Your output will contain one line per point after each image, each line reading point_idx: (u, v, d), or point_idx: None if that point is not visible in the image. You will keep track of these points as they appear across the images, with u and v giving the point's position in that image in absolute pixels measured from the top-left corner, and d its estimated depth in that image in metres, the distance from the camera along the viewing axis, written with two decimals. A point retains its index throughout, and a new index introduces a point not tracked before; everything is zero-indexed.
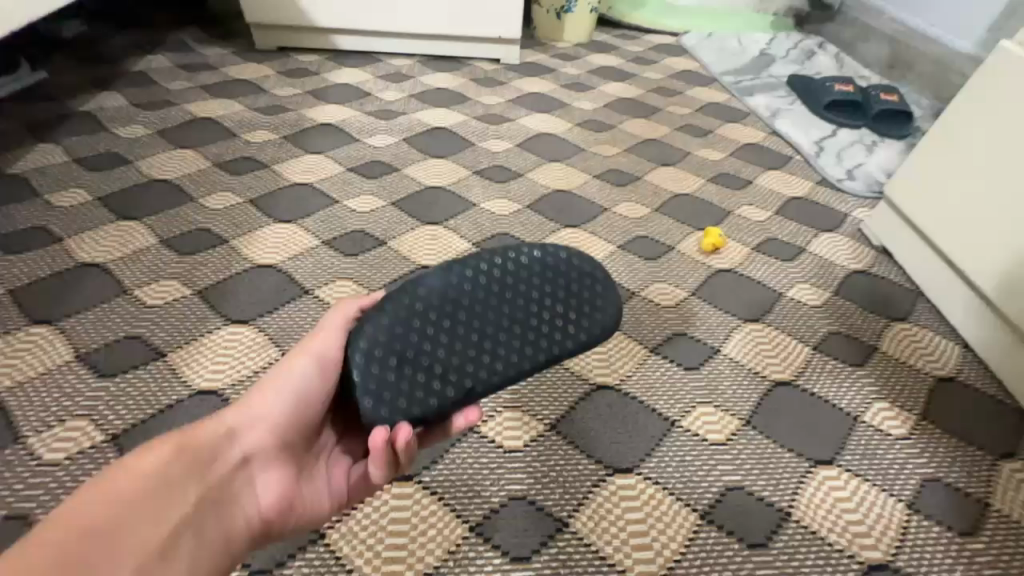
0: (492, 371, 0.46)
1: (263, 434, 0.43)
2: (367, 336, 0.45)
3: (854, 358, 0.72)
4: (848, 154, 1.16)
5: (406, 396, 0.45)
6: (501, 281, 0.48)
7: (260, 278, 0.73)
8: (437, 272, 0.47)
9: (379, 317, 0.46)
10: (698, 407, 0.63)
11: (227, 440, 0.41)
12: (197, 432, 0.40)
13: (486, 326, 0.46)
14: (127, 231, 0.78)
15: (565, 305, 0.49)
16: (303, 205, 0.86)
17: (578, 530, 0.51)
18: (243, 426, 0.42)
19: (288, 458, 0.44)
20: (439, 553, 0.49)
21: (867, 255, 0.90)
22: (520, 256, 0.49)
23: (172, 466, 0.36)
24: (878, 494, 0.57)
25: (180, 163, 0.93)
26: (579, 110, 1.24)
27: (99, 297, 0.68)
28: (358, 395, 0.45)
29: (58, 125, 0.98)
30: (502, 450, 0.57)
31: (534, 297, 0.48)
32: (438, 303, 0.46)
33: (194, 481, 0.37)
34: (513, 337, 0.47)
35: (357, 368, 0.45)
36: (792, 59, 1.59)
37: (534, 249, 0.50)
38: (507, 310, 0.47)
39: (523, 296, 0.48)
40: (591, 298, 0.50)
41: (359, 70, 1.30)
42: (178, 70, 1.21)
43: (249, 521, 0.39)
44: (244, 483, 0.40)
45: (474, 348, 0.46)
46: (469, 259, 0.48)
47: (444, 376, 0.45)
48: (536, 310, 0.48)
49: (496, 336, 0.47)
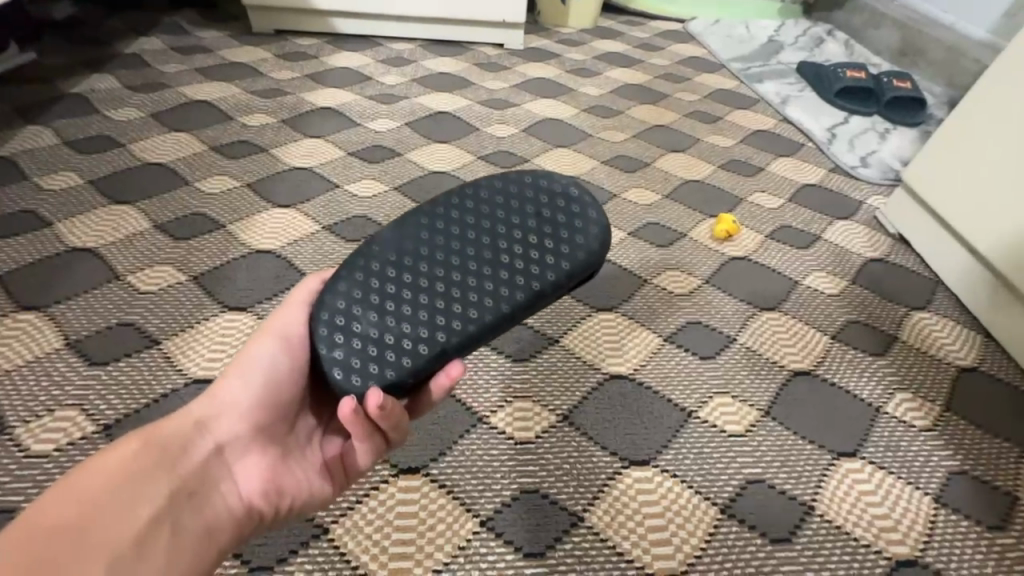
0: (467, 318, 0.44)
1: (237, 422, 0.40)
2: (327, 304, 0.43)
3: (874, 347, 0.69)
4: (861, 141, 1.14)
5: (377, 357, 0.42)
6: (460, 224, 0.46)
7: (259, 264, 0.70)
8: (390, 231, 0.46)
9: (335, 285, 0.44)
10: (715, 398, 0.61)
11: (197, 431, 0.38)
12: (162, 425, 0.37)
13: (452, 274, 0.45)
14: (119, 215, 0.75)
15: (537, 236, 0.47)
16: (302, 190, 0.84)
17: (594, 524, 0.49)
18: (214, 415, 0.39)
19: (268, 445, 0.41)
20: (448, 548, 0.46)
21: (883, 243, 0.88)
22: (476, 198, 0.48)
23: (140, 461, 0.34)
24: (904, 488, 0.55)
25: (174, 146, 0.89)
26: (585, 96, 1.21)
27: (90, 282, 0.65)
28: (325, 367, 0.42)
29: (47, 107, 0.95)
30: (513, 442, 0.54)
31: (497, 235, 0.46)
32: (395, 258, 0.45)
33: (166, 474, 0.34)
34: (482, 281, 0.45)
35: (321, 340, 0.42)
36: (800, 46, 1.56)
37: (486, 187, 0.48)
38: (471, 253, 0.46)
39: (486, 236, 0.46)
40: (563, 222, 0.48)
41: (359, 54, 1.27)
42: (173, 52, 1.17)
43: (230, 509, 0.37)
44: (219, 473, 0.38)
45: (442, 298, 0.44)
46: (422, 212, 0.47)
47: (418, 332, 0.43)
48: (503, 248, 0.46)
49: (466, 282, 0.45)
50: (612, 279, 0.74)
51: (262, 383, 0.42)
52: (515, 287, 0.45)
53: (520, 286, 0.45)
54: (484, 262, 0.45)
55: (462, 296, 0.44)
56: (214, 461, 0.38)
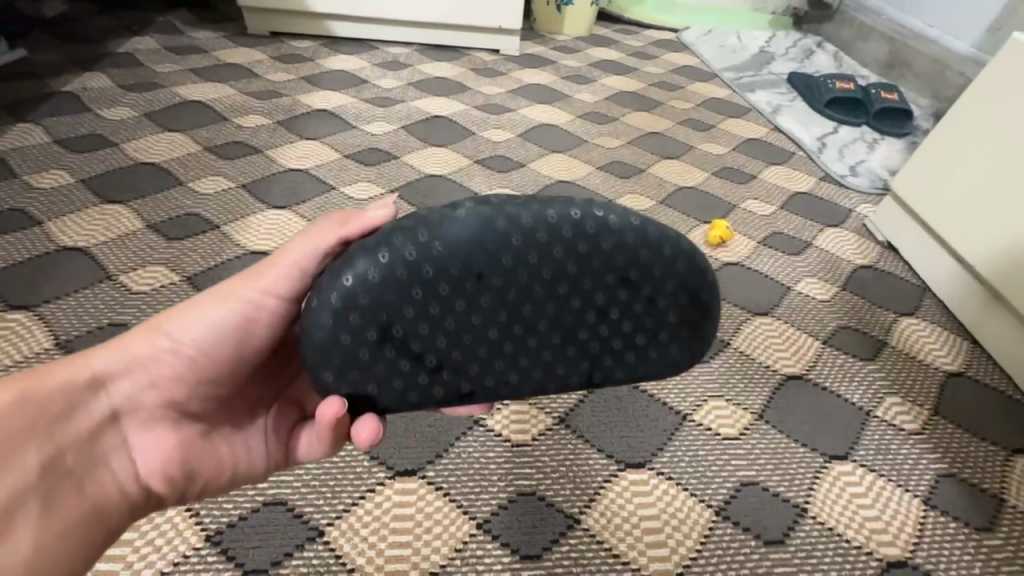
0: (501, 381, 0.35)
1: (146, 388, 0.39)
2: (344, 295, 0.32)
3: (864, 352, 0.70)
4: (850, 151, 1.16)
5: (378, 380, 0.35)
6: (555, 265, 0.32)
7: (254, 265, 0.70)
8: (467, 222, 0.31)
9: (368, 271, 0.32)
10: (710, 401, 0.61)
11: (96, 392, 0.38)
12: (61, 376, 0.37)
13: (512, 323, 0.33)
14: (111, 215, 0.74)
15: (633, 323, 0.34)
16: (298, 191, 0.83)
17: (590, 527, 0.49)
18: (122, 375, 0.39)
19: (183, 417, 0.41)
20: (445, 551, 0.46)
21: (873, 250, 0.89)
22: (602, 233, 0.32)
23: (19, 419, 0.34)
24: (894, 491, 0.56)
25: (168, 146, 0.89)
26: (581, 102, 1.22)
27: (80, 282, 0.64)
28: (315, 364, 0.34)
29: (38, 105, 0.93)
30: (509, 444, 0.54)
31: (595, 303, 0.33)
32: (457, 272, 0.32)
33: (47, 438, 0.35)
34: (541, 348, 0.34)
35: (321, 328, 0.33)
36: (791, 57, 1.59)
37: (622, 214, 0.32)
38: (549, 308, 0.33)
39: (579, 298, 0.33)
40: (679, 323, 0.34)
41: (355, 57, 1.27)
42: (166, 52, 1.16)
43: (119, 486, 0.38)
44: (111, 442, 0.38)
45: (486, 347, 0.34)
46: (524, 212, 0.31)
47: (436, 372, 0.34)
48: (588, 323, 0.34)
49: (523, 342, 0.34)
50: None
51: (185, 355, 0.40)
52: (573, 370, 0.35)
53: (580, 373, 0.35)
54: (557, 328, 0.34)
55: (509, 356, 0.34)
56: (108, 429, 0.38)
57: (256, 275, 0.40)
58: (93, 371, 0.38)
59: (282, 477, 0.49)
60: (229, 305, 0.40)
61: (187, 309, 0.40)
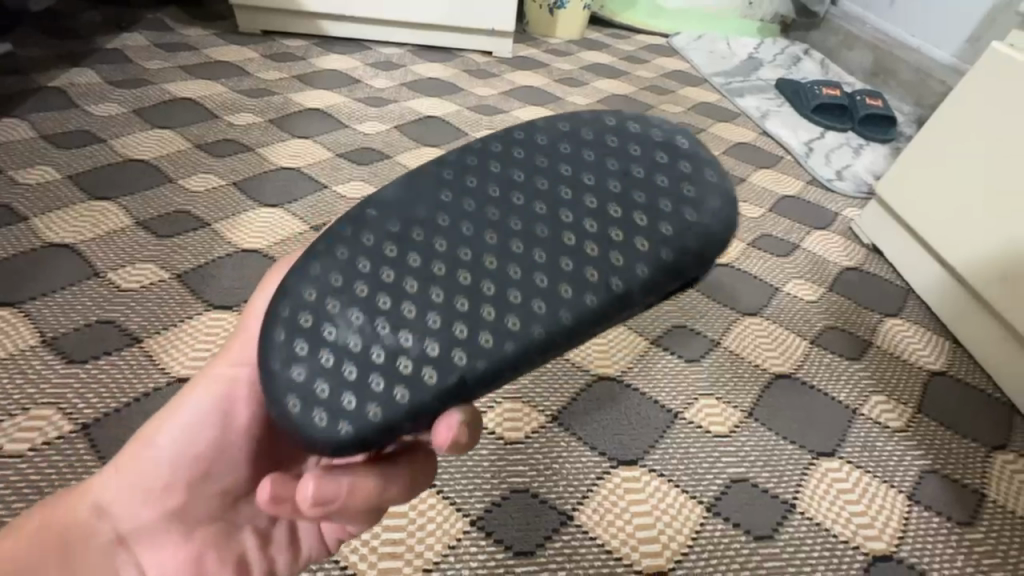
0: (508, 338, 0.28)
1: (141, 507, 0.38)
2: (290, 296, 0.29)
3: (850, 352, 0.72)
4: (837, 156, 1.18)
5: (361, 394, 0.27)
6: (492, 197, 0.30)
7: (245, 263, 0.69)
8: (388, 191, 0.31)
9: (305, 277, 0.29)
10: (700, 399, 0.62)
11: (96, 517, 0.37)
12: (64, 509, 0.36)
13: (484, 265, 0.29)
14: (99, 212, 0.73)
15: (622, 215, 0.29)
16: (290, 190, 0.83)
17: (583, 523, 0.49)
18: (116, 498, 0.38)
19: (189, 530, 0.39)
20: (439, 547, 0.46)
21: (859, 253, 0.91)
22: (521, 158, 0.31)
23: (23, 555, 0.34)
24: (880, 487, 0.57)
25: (157, 143, 0.88)
26: (573, 105, 1.23)
27: (67, 279, 0.63)
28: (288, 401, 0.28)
29: (23, 100, 0.92)
30: (503, 442, 0.55)
31: (585, 208, 0.29)
32: (395, 235, 0.29)
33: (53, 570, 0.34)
34: (550, 272, 0.29)
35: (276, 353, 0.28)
36: (779, 64, 1.61)
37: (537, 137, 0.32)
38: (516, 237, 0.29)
39: (563, 208, 0.30)
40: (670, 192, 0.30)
41: (348, 57, 1.27)
42: (156, 49, 1.15)
43: None
44: (121, 567, 0.38)
45: (469, 302, 0.28)
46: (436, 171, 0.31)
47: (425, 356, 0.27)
48: (579, 219, 0.29)
49: (506, 279, 0.28)
50: None
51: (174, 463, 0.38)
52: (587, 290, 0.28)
53: (614, 272, 0.28)
54: (533, 248, 0.29)
55: (519, 283, 0.28)
56: (116, 554, 0.37)
57: (222, 354, 0.40)
58: (93, 500, 0.37)
59: None
60: (202, 392, 0.39)
61: (164, 417, 0.39)
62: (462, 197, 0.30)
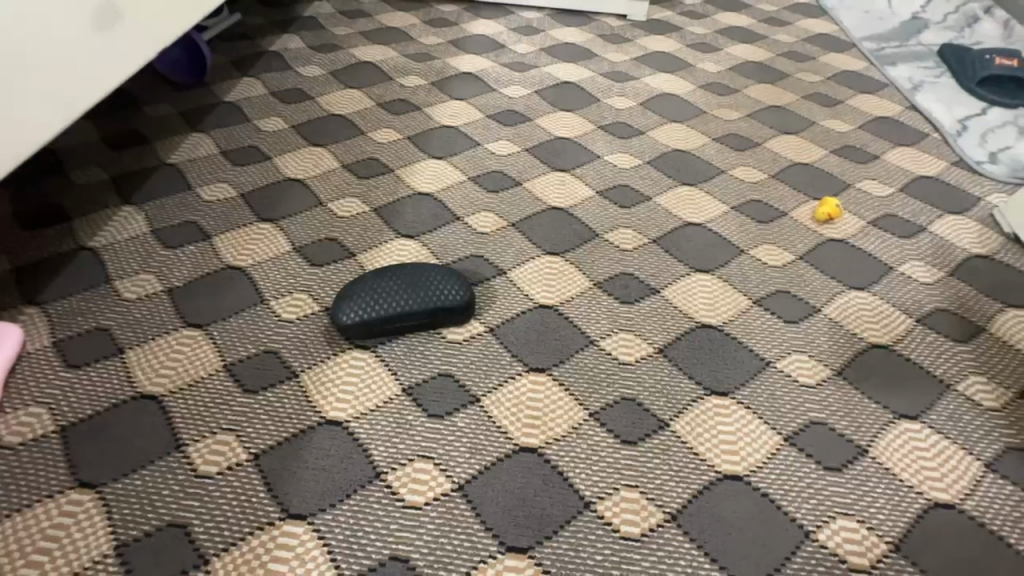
0: (433, 295, 0.70)
1: None
2: (373, 292, 0.69)
3: (957, 334, 0.75)
4: (996, 136, 1.10)
5: (374, 304, 0.68)
6: (423, 297, 0.69)
7: (420, 203, 0.89)
8: (393, 286, 0.69)
9: (374, 296, 0.69)
10: (793, 353, 0.71)
11: None
12: None
13: (406, 300, 0.69)
14: (317, 155, 0.96)
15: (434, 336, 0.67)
16: (451, 145, 1.00)
17: (677, 430, 0.63)
18: None
19: None
20: (566, 426, 0.63)
21: (995, 240, 0.89)
22: (440, 290, 0.70)
23: None
24: (958, 451, 0.63)
25: (350, 101, 1.09)
26: (703, 72, 1.26)
27: (303, 206, 0.87)
28: (370, 310, 0.68)
29: (254, 62, 1.18)
30: (618, 362, 0.69)
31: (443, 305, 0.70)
32: (399, 296, 0.69)
33: None
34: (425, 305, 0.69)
35: (387, 303, 0.68)
36: (950, 24, 1.45)
37: (447, 287, 0.71)
38: (425, 298, 0.69)
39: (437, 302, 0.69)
40: (452, 308, 0.70)
41: (494, 22, 1.39)
42: (340, 16, 1.37)
43: None
44: None
45: (415, 290, 0.69)
46: (413, 291, 0.69)
47: (393, 293, 0.69)
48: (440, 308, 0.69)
49: (425, 295, 0.69)
50: (711, 247, 0.84)
51: None
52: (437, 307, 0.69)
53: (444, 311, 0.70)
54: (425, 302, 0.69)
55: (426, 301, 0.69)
56: None
57: None
58: None
59: (450, 359, 0.68)
60: None
61: None
62: (416, 292, 0.69)
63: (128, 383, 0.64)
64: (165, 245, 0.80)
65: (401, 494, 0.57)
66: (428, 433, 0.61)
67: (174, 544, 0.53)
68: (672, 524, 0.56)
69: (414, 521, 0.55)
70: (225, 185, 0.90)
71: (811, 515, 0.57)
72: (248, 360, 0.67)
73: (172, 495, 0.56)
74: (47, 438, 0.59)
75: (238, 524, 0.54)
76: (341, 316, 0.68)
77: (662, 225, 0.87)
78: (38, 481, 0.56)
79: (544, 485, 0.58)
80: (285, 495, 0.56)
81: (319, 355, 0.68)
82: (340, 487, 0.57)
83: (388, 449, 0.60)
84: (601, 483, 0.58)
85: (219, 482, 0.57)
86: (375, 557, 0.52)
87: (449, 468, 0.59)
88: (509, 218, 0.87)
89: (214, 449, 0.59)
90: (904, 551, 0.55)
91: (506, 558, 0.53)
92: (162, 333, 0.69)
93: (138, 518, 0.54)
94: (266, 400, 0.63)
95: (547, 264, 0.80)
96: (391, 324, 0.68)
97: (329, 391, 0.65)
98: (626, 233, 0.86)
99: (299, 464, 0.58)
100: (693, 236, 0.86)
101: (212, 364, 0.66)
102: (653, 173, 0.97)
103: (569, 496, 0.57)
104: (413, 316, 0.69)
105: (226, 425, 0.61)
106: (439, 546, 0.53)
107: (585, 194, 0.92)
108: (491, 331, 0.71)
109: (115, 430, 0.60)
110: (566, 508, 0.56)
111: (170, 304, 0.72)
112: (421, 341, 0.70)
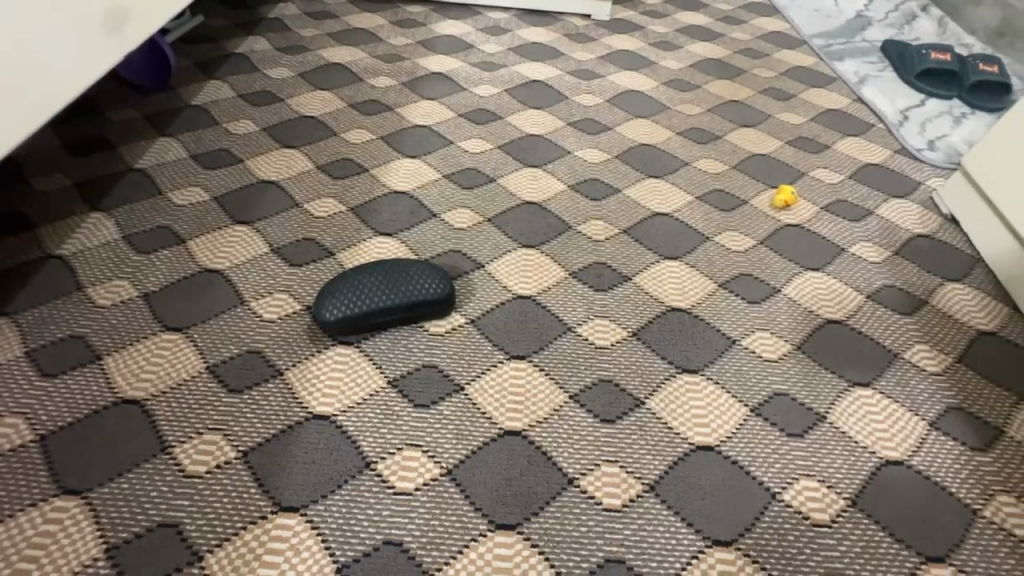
0: (414, 289, 0.71)
1: None
2: (354, 289, 0.70)
3: (903, 307, 0.81)
4: (934, 125, 1.18)
5: (355, 300, 0.70)
6: (404, 292, 0.71)
7: (397, 202, 0.90)
8: (374, 283, 0.71)
9: (354, 293, 0.70)
10: (757, 331, 0.76)
11: None
12: None
13: (388, 295, 0.70)
14: (290, 157, 0.96)
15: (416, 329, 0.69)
16: (424, 144, 1.02)
17: (652, 407, 0.67)
18: None
19: None
20: (548, 409, 0.65)
21: (935, 221, 0.96)
22: (420, 285, 0.72)
23: None
24: (905, 413, 0.68)
25: (321, 102, 1.10)
26: (666, 69, 1.31)
27: (278, 208, 0.87)
28: (351, 305, 0.69)
29: (220, 65, 1.17)
30: (594, 346, 0.72)
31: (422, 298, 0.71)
32: (381, 291, 0.70)
33: None
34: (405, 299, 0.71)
35: (368, 299, 0.70)
36: (891, 22, 1.55)
37: (427, 282, 0.72)
38: (405, 293, 0.71)
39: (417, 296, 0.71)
40: (432, 301, 0.72)
41: (462, 22, 1.41)
42: (307, 18, 1.36)
43: None
44: None
45: (395, 286, 0.71)
46: (394, 288, 0.71)
47: (375, 289, 0.70)
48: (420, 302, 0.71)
49: (405, 290, 0.71)
50: (678, 235, 0.89)
51: None
52: (418, 301, 0.71)
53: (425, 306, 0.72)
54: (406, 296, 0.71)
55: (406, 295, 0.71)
56: None
57: None
58: None
59: (433, 350, 0.70)
60: None
61: None
62: (397, 287, 0.71)
63: (108, 389, 0.63)
64: (138, 250, 0.79)
65: (391, 481, 0.58)
66: (416, 423, 0.63)
67: (165, 543, 0.53)
68: (650, 494, 0.59)
69: (405, 507, 0.57)
70: (197, 188, 0.89)
71: (777, 478, 0.61)
72: (231, 361, 0.67)
73: (160, 496, 0.56)
74: (25, 448, 0.58)
75: (229, 520, 0.55)
76: (323, 313, 0.69)
77: (631, 216, 0.91)
78: (20, 490, 0.55)
79: (529, 465, 0.61)
80: (276, 489, 0.57)
81: (303, 353, 0.69)
82: (330, 478, 0.58)
83: (376, 440, 0.62)
84: (583, 459, 0.61)
85: (207, 480, 0.57)
86: (369, 542, 0.54)
87: (437, 454, 0.61)
88: (485, 213, 0.89)
89: (202, 450, 0.59)
90: (860, 506, 0.60)
91: (495, 535, 0.55)
92: (140, 338, 0.69)
93: (127, 520, 0.54)
94: (252, 399, 0.64)
95: (523, 256, 0.83)
96: (372, 318, 0.70)
97: (315, 387, 0.66)
98: (599, 225, 0.89)
99: (289, 458, 0.60)
100: (661, 225, 0.90)
101: (195, 366, 0.66)
102: (621, 167, 1.01)
103: (553, 474, 0.60)
104: (394, 311, 0.70)
105: (212, 425, 0.61)
106: (430, 528, 0.55)
107: (557, 189, 0.95)
108: (472, 323, 0.74)
109: (97, 435, 0.60)
110: (550, 485, 0.59)
111: (147, 309, 0.72)
112: (404, 335, 0.72)
